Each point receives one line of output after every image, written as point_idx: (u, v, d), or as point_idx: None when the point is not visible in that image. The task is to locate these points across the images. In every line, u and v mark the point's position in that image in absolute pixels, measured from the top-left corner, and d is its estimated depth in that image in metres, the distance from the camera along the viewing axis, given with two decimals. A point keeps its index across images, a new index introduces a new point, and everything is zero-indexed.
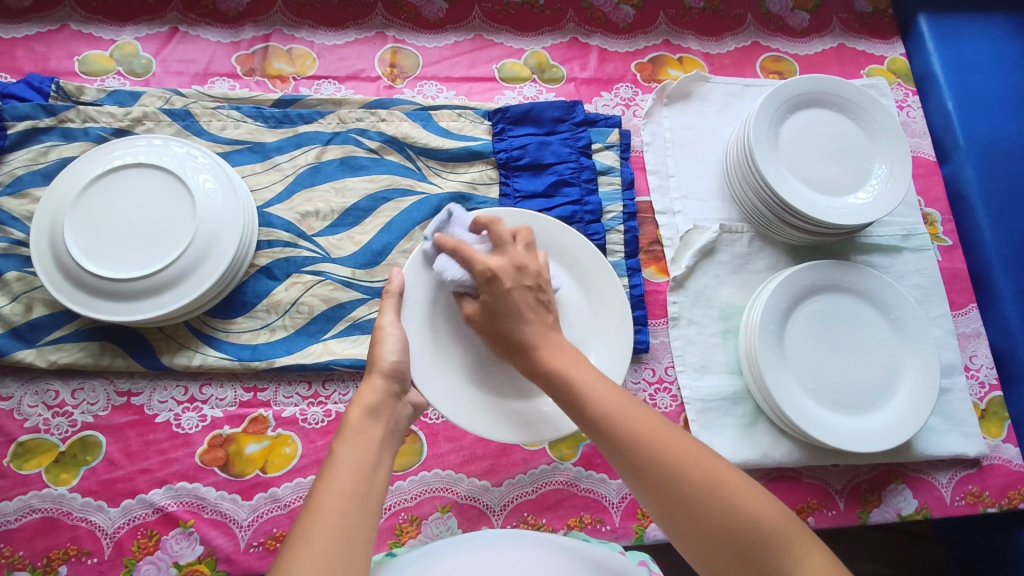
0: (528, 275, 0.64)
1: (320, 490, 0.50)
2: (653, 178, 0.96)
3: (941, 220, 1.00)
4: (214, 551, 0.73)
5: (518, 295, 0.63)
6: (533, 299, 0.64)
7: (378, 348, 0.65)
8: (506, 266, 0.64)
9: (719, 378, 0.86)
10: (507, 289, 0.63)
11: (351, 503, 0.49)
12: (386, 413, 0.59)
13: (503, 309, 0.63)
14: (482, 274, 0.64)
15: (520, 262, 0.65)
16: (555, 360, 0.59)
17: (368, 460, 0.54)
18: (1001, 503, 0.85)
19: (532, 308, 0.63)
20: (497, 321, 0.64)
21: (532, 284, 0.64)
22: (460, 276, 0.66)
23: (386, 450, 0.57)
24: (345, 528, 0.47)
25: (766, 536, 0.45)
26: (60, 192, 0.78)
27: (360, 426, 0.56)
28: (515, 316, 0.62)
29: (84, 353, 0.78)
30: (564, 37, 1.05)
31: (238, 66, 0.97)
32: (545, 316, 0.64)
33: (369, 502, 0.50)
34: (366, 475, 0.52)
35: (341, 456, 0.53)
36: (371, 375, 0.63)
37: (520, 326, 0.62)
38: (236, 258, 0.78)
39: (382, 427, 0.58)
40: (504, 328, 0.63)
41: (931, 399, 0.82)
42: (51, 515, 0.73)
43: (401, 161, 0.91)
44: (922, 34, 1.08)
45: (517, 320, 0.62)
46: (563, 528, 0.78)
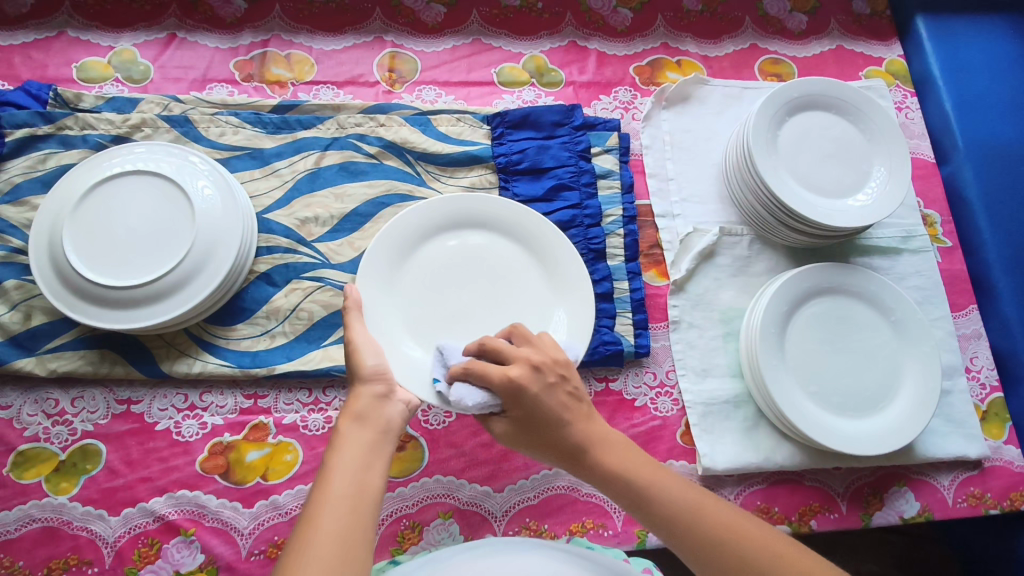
0: (549, 370, 0.62)
1: (316, 499, 0.51)
2: (653, 182, 0.96)
3: (940, 221, 1.00)
4: (215, 559, 0.73)
5: (548, 395, 0.61)
6: (565, 395, 0.61)
7: (356, 356, 0.62)
8: (524, 370, 0.61)
9: (720, 381, 0.86)
10: (535, 395, 0.60)
11: (346, 509, 0.51)
12: (375, 416, 0.59)
13: (542, 417, 0.60)
14: (505, 389, 0.60)
15: (543, 357, 0.63)
16: (609, 457, 0.60)
17: (360, 463, 0.54)
18: (1003, 504, 0.85)
19: (568, 403, 0.61)
20: (536, 429, 0.61)
21: (559, 379, 0.62)
22: (482, 398, 0.62)
23: (380, 451, 0.57)
24: (343, 533, 0.49)
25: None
26: (59, 199, 0.77)
27: (351, 433, 0.57)
28: (554, 422, 0.60)
29: (83, 361, 0.78)
30: (563, 41, 1.05)
31: (236, 72, 0.96)
32: (579, 407, 0.62)
33: (365, 505, 0.52)
34: (360, 478, 0.53)
35: (334, 464, 0.54)
36: (353, 385, 0.61)
37: (563, 432, 0.61)
38: (235, 265, 0.78)
39: (373, 431, 0.58)
40: (549, 435, 0.61)
41: (932, 401, 0.82)
42: (52, 525, 0.73)
43: (400, 166, 0.91)
44: (920, 35, 1.08)
45: (557, 427, 0.60)
46: (565, 534, 0.77)
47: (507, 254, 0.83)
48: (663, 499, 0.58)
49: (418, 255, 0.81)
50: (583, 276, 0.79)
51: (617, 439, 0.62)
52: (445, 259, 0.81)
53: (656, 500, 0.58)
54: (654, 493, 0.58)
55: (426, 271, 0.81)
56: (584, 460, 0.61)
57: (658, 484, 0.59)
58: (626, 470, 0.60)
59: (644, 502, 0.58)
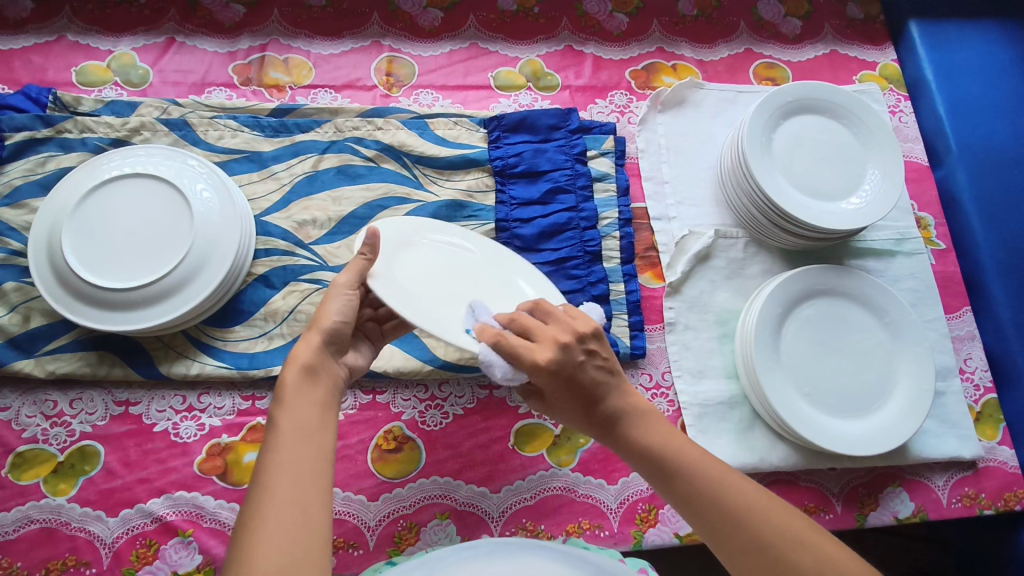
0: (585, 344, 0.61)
1: (265, 456, 0.52)
2: (649, 185, 0.97)
3: (934, 224, 1.00)
4: (213, 560, 0.73)
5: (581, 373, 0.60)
6: (598, 370, 0.61)
7: (323, 308, 0.63)
8: (552, 350, 0.59)
9: (716, 383, 0.87)
10: (568, 369, 0.59)
11: (297, 463, 0.52)
12: (324, 373, 0.60)
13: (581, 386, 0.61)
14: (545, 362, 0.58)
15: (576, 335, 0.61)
16: (640, 431, 0.62)
17: (311, 421, 0.56)
18: (997, 504, 0.85)
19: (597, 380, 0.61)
20: (572, 395, 0.61)
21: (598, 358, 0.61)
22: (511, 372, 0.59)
23: (328, 408, 0.58)
24: (295, 489, 0.50)
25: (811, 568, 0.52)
26: (58, 201, 0.78)
27: (299, 389, 0.57)
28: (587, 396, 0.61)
29: (82, 363, 0.78)
30: (559, 45, 1.06)
31: (235, 76, 0.97)
32: (613, 380, 0.62)
33: (319, 460, 0.53)
34: (311, 434, 0.54)
35: (282, 422, 0.55)
36: (310, 333, 0.62)
37: (597, 405, 0.62)
38: (233, 268, 0.79)
39: (322, 388, 0.59)
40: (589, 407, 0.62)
41: (926, 402, 0.82)
42: (50, 526, 0.73)
43: (397, 169, 0.92)
44: (914, 40, 1.10)
45: (595, 402, 0.62)
46: (562, 534, 0.78)
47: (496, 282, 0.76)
48: (688, 470, 0.59)
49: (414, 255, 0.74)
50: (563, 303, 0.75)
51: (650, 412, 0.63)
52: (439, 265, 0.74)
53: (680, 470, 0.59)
54: (679, 463, 0.59)
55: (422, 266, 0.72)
56: (615, 429, 0.62)
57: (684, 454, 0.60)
58: (654, 443, 0.61)
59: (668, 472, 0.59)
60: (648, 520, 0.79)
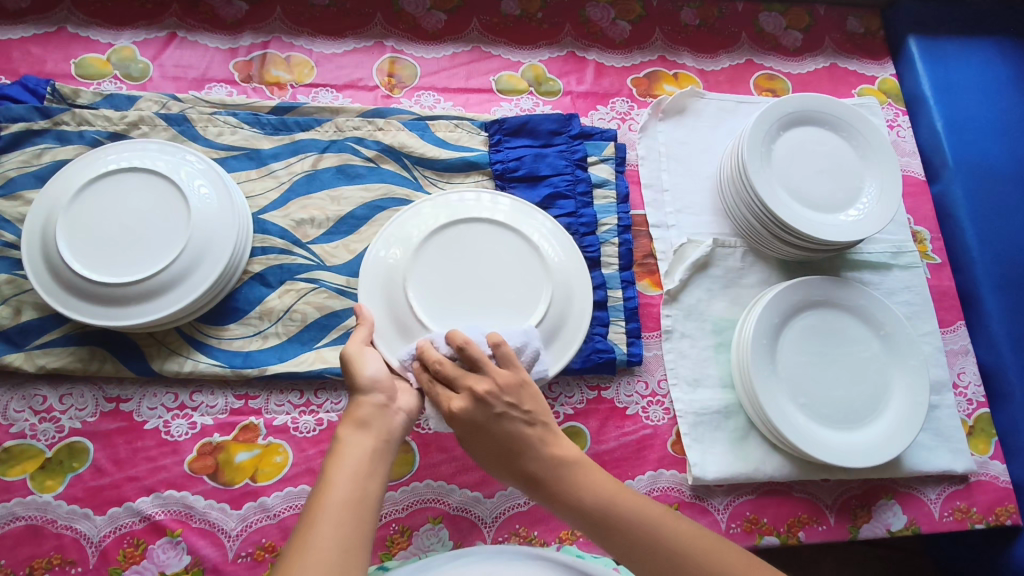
0: (491, 404, 0.60)
1: (315, 504, 0.52)
2: (648, 192, 0.97)
3: (930, 238, 1.01)
4: (201, 561, 0.72)
5: (496, 424, 0.60)
6: (515, 421, 0.61)
7: (355, 367, 0.62)
8: (469, 402, 0.60)
9: (711, 392, 0.86)
10: (484, 422, 0.60)
11: (345, 514, 0.51)
12: (379, 423, 0.60)
13: (494, 444, 0.61)
14: (451, 419, 0.61)
15: (480, 388, 0.60)
16: (563, 481, 0.60)
17: (361, 471, 0.55)
18: (988, 519, 0.86)
19: (518, 434, 0.60)
20: (499, 457, 0.61)
21: (506, 403, 0.60)
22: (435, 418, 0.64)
23: (381, 458, 0.58)
24: (340, 539, 0.50)
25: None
26: (53, 194, 0.77)
27: (355, 439, 0.58)
28: (507, 452, 0.61)
29: (73, 358, 0.77)
30: (562, 51, 1.06)
31: (236, 73, 0.97)
32: (534, 431, 0.61)
33: (364, 512, 0.53)
34: (360, 483, 0.54)
35: (334, 472, 0.54)
36: (354, 396, 0.61)
37: (520, 458, 0.61)
38: (229, 265, 0.78)
39: (376, 437, 0.58)
40: (509, 463, 0.61)
41: (920, 416, 0.82)
42: (35, 523, 0.72)
43: (398, 170, 0.91)
44: (913, 56, 1.11)
45: (517, 457, 0.61)
46: (555, 541, 0.77)
47: (484, 306, 0.76)
48: (628, 524, 0.57)
49: (424, 260, 0.77)
50: (563, 326, 0.78)
51: (587, 464, 0.61)
52: (441, 272, 0.77)
53: (621, 528, 0.57)
54: (625, 518, 0.57)
55: (439, 262, 0.77)
56: (541, 490, 0.60)
57: (627, 507, 0.58)
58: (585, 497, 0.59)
59: (608, 533, 0.57)
60: None
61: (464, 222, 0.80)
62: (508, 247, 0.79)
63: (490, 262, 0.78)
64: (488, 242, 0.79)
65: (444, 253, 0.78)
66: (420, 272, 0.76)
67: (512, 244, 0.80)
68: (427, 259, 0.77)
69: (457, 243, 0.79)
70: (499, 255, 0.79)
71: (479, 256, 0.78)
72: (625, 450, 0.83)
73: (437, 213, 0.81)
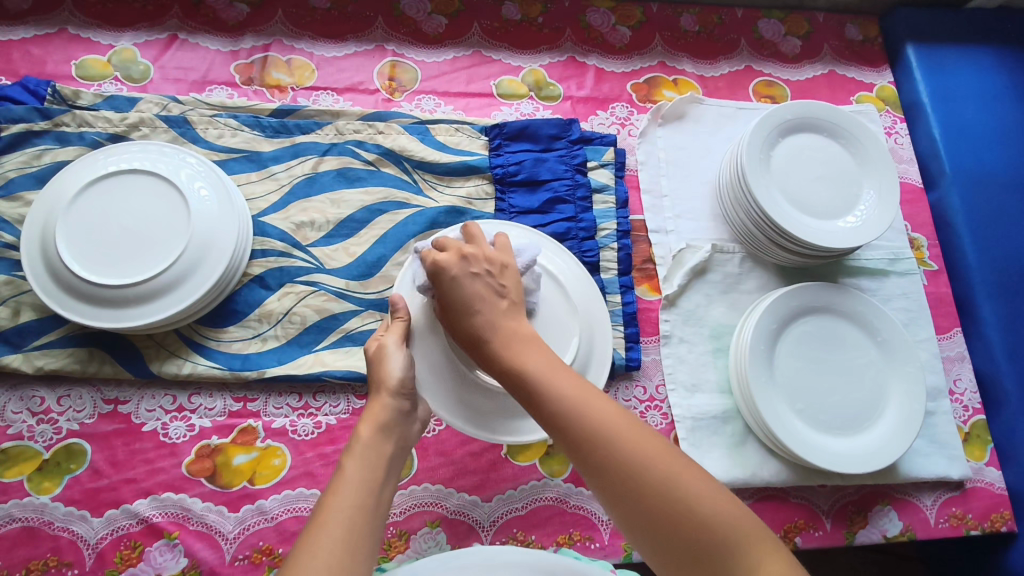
0: (475, 264, 0.61)
1: (328, 504, 0.51)
2: (647, 198, 0.97)
3: (927, 245, 1.02)
4: (198, 564, 0.72)
5: (467, 283, 0.59)
6: (488, 287, 0.60)
7: (384, 366, 0.63)
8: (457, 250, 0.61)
9: (709, 397, 0.87)
10: (453, 276, 0.60)
11: (358, 516, 0.51)
12: (394, 431, 0.60)
13: (453, 297, 0.59)
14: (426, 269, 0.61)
15: (459, 250, 0.62)
16: (506, 351, 0.56)
17: (375, 475, 0.55)
18: (983, 525, 0.86)
19: (485, 294, 0.59)
20: (453, 313, 0.60)
21: (481, 270, 0.61)
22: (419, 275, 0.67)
23: (393, 468, 0.58)
24: (352, 537, 0.49)
25: (728, 547, 0.44)
26: (54, 195, 0.77)
27: (373, 443, 0.58)
28: (464, 307, 0.59)
29: (71, 359, 0.77)
30: (562, 56, 1.07)
31: (236, 75, 0.97)
32: (499, 303, 0.59)
33: (376, 517, 0.52)
34: (374, 489, 0.54)
35: (348, 474, 0.54)
36: (378, 393, 0.61)
37: (471, 318, 0.58)
38: (229, 268, 0.78)
39: (392, 445, 0.59)
40: (460, 321, 0.59)
41: (917, 422, 0.83)
42: (32, 525, 0.72)
43: (397, 173, 0.91)
44: (911, 64, 1.11)
45: (471, 315, 0.58)
46: (552, 545, 0.77)
47: None
48: (558, 397, 0.51)
49: None
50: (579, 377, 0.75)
51: (536, 343, 0.57)
52: None
53: (543, 397, 0.52)
54: (556, 395, 0.52)
55: None
56: (482, 351, 0.57)
57: (560, 380, 0.53)
58: (521, 367, 0.54)
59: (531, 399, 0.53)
60: None
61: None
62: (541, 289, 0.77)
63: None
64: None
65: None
66: None
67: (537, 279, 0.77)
68: None
69: None
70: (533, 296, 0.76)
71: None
72: None
73: None
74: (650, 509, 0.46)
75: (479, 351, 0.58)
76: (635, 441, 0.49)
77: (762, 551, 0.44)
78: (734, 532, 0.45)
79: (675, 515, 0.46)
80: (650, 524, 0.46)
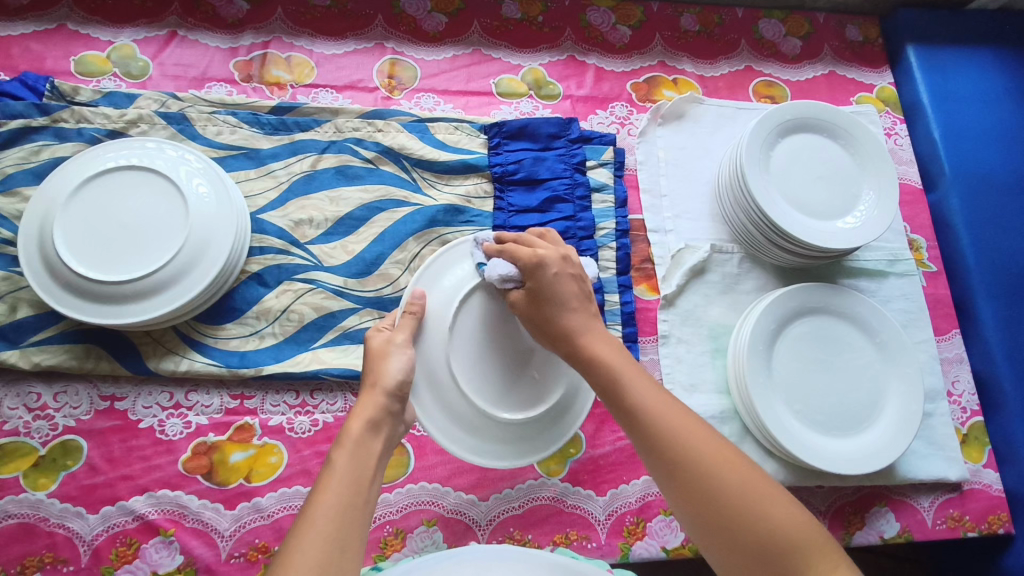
0: (571, 265, 0.66)
1: (314, 504, 0.50)
2: (646, 197, 0.97)
3: (926, 246, 1.02)
4: (194, 561, 0.72)
5: (560, 283, 0.64)
6: (577, 289, 0.65)
7: (384, 362, 0.62)
8: (556, 253, 0.66)
9: (707, 397, 0.87)
10: (555, 274, 0.64)
11: (346, 517, 0.50)
12: (385, 429, 0.59)
13: (549, 294, 0.63)
14: (528, 263, 0.64)
15: (557, 251, 0.67)
16: (593, 346, 0.62)
17: (365, 473, 0.54)
18: (980, 527, 0.86)
19: (577, 295, 0.65)
20: (543, 306, 0.63)
21: (575, 274, 0.66)
22: (509, 272, 0.64)
23: (381, 466, 0.57)
24: (339, 538, 0.48)
25: (793, 554, 0.48)
26: (52, 191, 0.77)
27: (363, 439, 0.57)
28: (557, 301, 0.63)
29: (68, 356, 0.77)
30: (562, 55, 1.07)
31: (236, 72, 0.97)
32: (586, 306, 0.65)
33: (362, 516, 0.51)
34: (362, 487, 0.53)
35: (336, 471, 0.53)
36: (373, 390, 0.60)
37: (558, 315, 0.63)
38: (227, 265, 0.78)
39: (381, 443, 0.58)
40: (547, 313, 0.63)
41: (913, 424, 0.83)
42: (28, 521, 0.72)
43: (396, 171, 0.91)
44: (911, 65, 1.11)
45: (562, 312, 0.63)
46: (549, 545, 0.77)
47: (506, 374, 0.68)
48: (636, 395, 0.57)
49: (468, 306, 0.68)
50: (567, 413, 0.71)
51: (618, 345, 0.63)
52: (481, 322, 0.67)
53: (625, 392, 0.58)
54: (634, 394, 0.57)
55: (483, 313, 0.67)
56: (570, 346, 0.62)
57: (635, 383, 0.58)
58: (606, 362, 0.60)
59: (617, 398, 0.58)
60: (635, 533, 0.79)
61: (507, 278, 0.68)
62: None
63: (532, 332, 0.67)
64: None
65: (501, 308, 0.68)
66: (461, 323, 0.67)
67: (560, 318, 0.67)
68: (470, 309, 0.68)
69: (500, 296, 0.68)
70: None
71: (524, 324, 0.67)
72: (620, 454, 0.83)
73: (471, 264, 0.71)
74: (714, 510, 0.50)
75: (564, 341, 0.63)
76: (709, 451, 0.53)
77: (829, 559, 0.48)
78: (797, 542, 0.48)
79: (745, 522, 0.49)
80: (730, 532, 0.49)
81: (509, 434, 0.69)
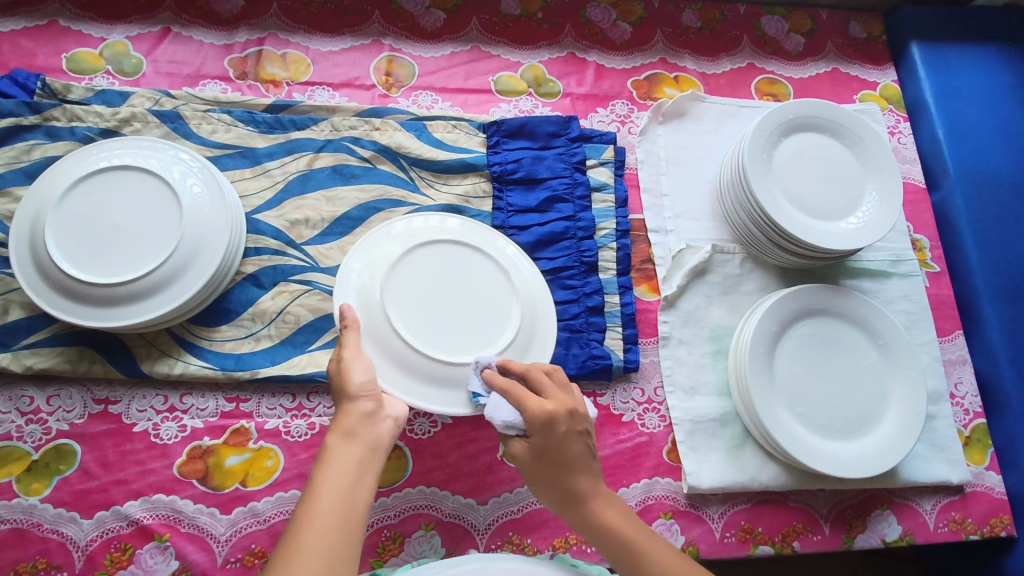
0: (580, 420, 0.64)
1: (302, 515, 0.52)
2: (647, 197, 0.96)
3: (929, 246, 1.00)
4: (189, 567, 0.71)
5: (568, 446, 0.62)
6: (582, 445, 0.63)
7: (345, 373, 0.61)
8: (568, 406, 0.63)
9: (708, 400, 0.86)
10: (564, 434, 0.62)
11: (332, 527, 0.51)
12: (364, 433, 0.59)
13: (558, 456, 0.62)
14: (539, 421, 0.61)
15: (567, 403, 0.63)
16: (603, 513, 0.63)
17: (348, 480, 0.54)
18: (982, 530, 0.86)
19: (585, 455, 0.63)
20: (550, 468, 0.63)
21: (583, 429, 0.64)
22: (512, 421, 0.63)
23: (369, 467, 0.57)
24: (327, 548, 0.50)
25: None
26: (42, 192, 0.75)
27: (342, 448, 0.57)
28: (566, 465, 0.62)
29: (60, 359, 0.76)
30: (562, 52, 1.05)
31: (230, 69, 0.95)
32: (591, 463, 0.64)
33: (351, 523, 0.52)
34: (348, 493, 0.54)
35: (321, 478, 0.54)
36: (342, 404, 0.60)
37: (571, 478, 0.63)
38: (223, 265, 0.77)
39: (364, 446, 0.58)
40: (560, 478, 0.63)
41: (917, 427, 0.82)
42: (21, 526, 0.71)
43: (394, 171, 0.90)
44: (914, 62, 1.10)
45: (570, 475, 0.63)
46: (548, 549, 0.77)
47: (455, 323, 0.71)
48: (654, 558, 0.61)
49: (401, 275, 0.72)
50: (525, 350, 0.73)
51: (616, 499, 0.65)
52: (415, 286, 0.72)
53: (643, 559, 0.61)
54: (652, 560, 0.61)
55: (416, 278, 0.72)
56: (579, 512, 0.63)
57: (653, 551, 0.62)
58: (618, 529, 0.62)
59: (635, 562, 0.61)
60: None
61: (426, 245, 0.74)
62: (483, 269, 0.74)
63: (465, 284, 0.73)
64: (456, 264, 0.74)
65: (429, 271, 0.73)
66: (396, 291, 0.71)
67: (478, 259, 0.75)
68: (404, 276, 0.72)
69: (430, 260, 0.73)
70: (472, 275, 0.74)
71: (447, 278, 0.73)
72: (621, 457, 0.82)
73: (401, 239, 0.75)
74: None
75: (577, 508, 0.63)
76: None
77: None
78: None
79: None
80: None
81: (471, 378, 0.69)
